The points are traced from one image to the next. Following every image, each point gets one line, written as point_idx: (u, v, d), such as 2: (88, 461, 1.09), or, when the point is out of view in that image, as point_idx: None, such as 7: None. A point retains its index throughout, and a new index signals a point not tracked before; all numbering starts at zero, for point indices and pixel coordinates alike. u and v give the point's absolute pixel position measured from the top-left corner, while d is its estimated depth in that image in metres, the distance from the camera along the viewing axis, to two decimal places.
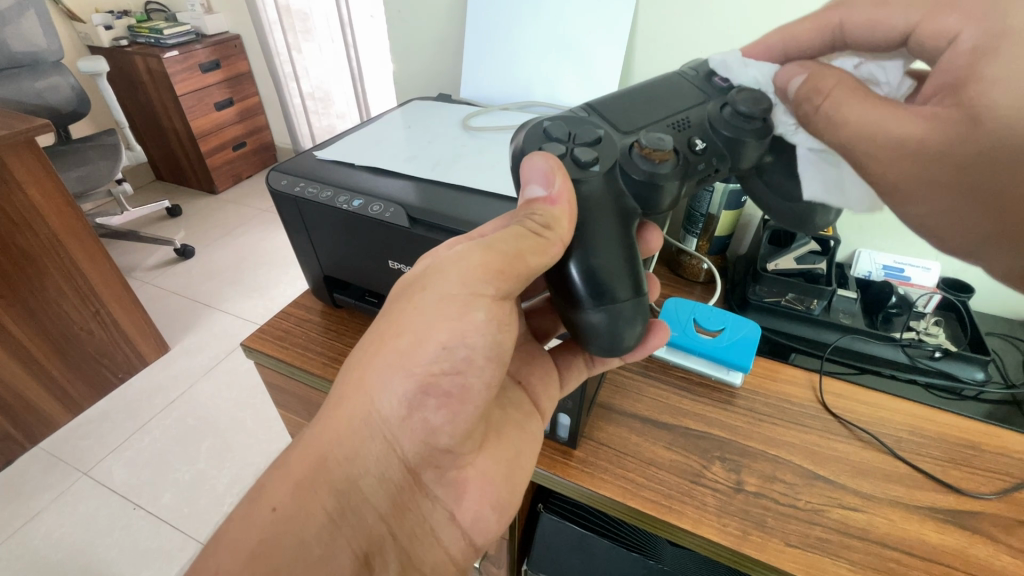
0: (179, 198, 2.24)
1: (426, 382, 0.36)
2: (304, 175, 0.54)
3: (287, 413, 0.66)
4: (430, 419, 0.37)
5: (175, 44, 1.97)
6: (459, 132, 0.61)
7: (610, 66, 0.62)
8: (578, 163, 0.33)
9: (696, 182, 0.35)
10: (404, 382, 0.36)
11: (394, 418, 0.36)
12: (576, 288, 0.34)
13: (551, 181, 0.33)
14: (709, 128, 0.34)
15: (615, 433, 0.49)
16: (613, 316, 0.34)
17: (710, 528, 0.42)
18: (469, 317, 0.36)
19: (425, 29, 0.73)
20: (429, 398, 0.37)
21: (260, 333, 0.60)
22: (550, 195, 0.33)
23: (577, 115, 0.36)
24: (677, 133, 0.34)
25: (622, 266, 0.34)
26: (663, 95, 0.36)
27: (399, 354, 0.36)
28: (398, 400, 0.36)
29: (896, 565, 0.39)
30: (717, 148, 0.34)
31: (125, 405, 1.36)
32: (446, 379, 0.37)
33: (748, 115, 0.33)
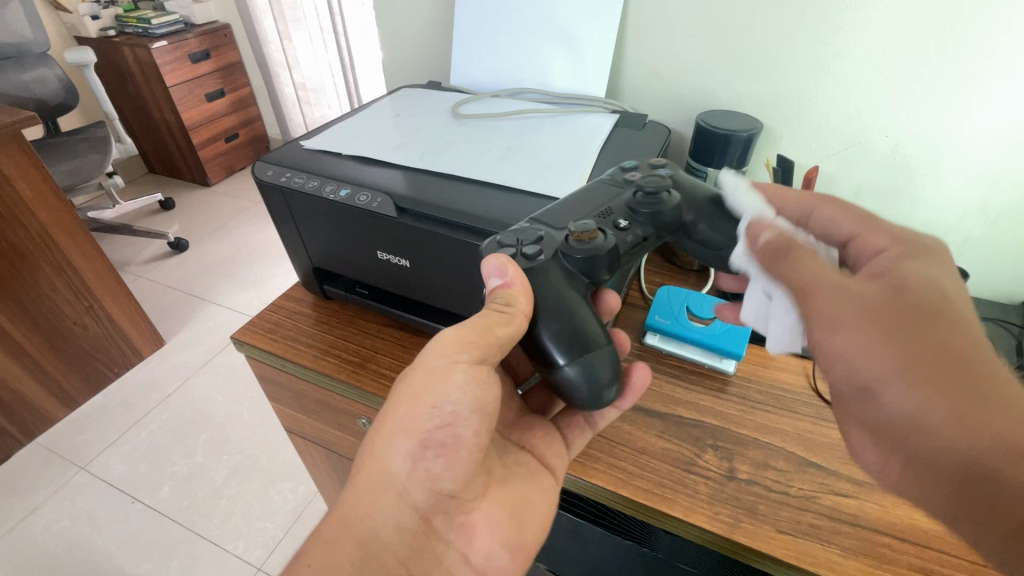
0: (172, 190, 2.22)
1: (425, 437, 0.36)
2: (291, 166, 0.53)
3: (279, 406, 0.66)
4: (433, 468, 0.37)
5: (164, 33, 1.93)
6: (448, 120, 0.60)
7: (601, 52, 0.61)
8: (526, 257, 0.36)
9: (632, 253, 0.39)
10: (405, 443, 0.36)
11: (401, 472, 0.37)
12: (551, 352, 0.34)
13: (505, 271, 0.35)
14: (628, 209, 0.40)
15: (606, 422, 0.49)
16: (590, 369, 0.34)
17: (701, 516, 0.42)
18: (449, 380, 0.36)
19: (414, 15, 0.72)
20: (428, 450, 0.37)
21: (250, 326, 0.60)
22: (506, 282, 0.35)
23: (518, 224, 0.39)
24: (602, 218, 0.40)
25: (590, 318, 0.35)
26: (584, 195, 0.42)
27: (399, 424, 0.36)
28: (405, 458, 0.37)
29: (887, 550, 0.39)
30: (638, 221, 0.40)
31: (120, 400, 1.36)
32: (441, 432, 0.37)
33: (653, 193, 0.41)
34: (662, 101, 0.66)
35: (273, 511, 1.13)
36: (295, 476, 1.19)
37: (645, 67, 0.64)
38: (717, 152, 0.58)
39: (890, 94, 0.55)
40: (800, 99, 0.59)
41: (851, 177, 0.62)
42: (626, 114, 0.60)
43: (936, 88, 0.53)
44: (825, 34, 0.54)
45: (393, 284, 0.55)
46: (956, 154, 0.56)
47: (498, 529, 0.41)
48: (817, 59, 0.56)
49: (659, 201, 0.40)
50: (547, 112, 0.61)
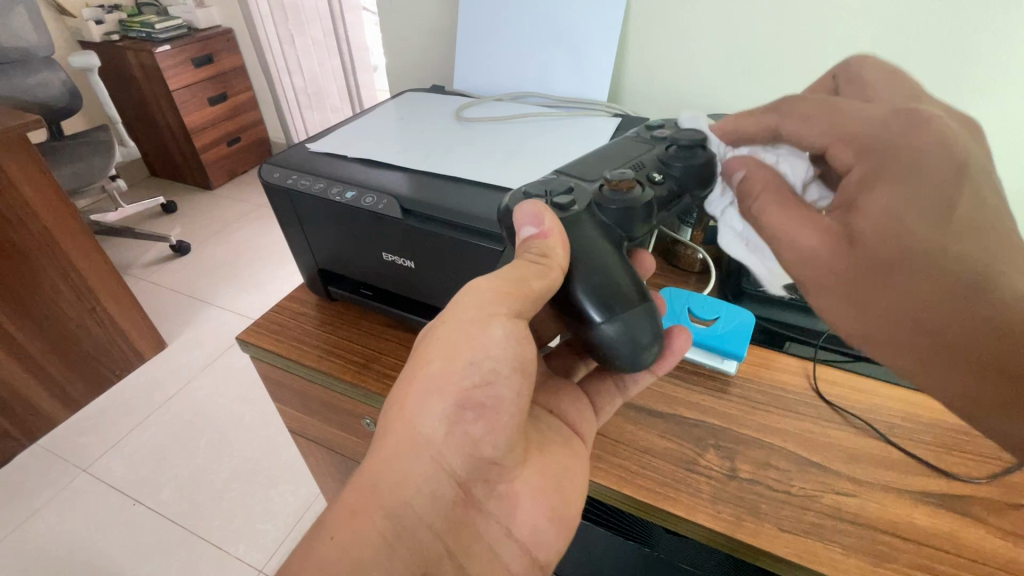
0: (174, 194, 2.23)
1: (460, 398, 0.37)
2: (297, 167, 0.53)
3: (283, 406, 0.66)
4: (472, 431, 0.37)
5: (167, 38, 1.95)
6: (451, 123, 0.61)
7: (603, 57, 0.62)
8: (559, 207, 0.37)
9: (667, 206, 0.41)
10: (439, 401, 0.36)
11: (437, 436, 0.37)
12: (587, 307, 0.36)
13: (541, 219, 0.37)
14: (663, 165, 0.42)
15: (609, 421, 0.49)
16: (628, 324, 0.35)
17: (703, 515, 0.42)
18: (488, 334, 0.36)
19: (419, 21, 0.73)
20: (467, 412, 0.37)
21: (255, 327, 0.60)
22: (542, 230, 0.36)
23: (549, 177, 0.41)
24: (637, 172, 0.41)
25: (624, 276, 0.36)
26: (621, 151, 0.45)
27: (430, 383, 0.36)
28: (437, 419, 0.37)
29: (887, 549, 0.40)
30: (672, 175, 0.42)
31: (122, 402, 1.36)
32: (481, 392, 0.37)
33: (688, 147, 0.42)
34: (664, 105, 0.66)
35: (275, 513, 1.13)
36: (297, 478, 1.19)
37: (647, 72, 0.65)
38: None
39: None
40: None
41: None
42: (628, 118, 0.61)
43: (934, 93, 0.54)
44: (825, 40, 0.55)
45: (397, 285, 0.56)
46: None
47: (541, 500, 0.41)
48: (817, 64, 0.56)
49: (697, 156, 0.42)
50: (550, 115, 0.62)
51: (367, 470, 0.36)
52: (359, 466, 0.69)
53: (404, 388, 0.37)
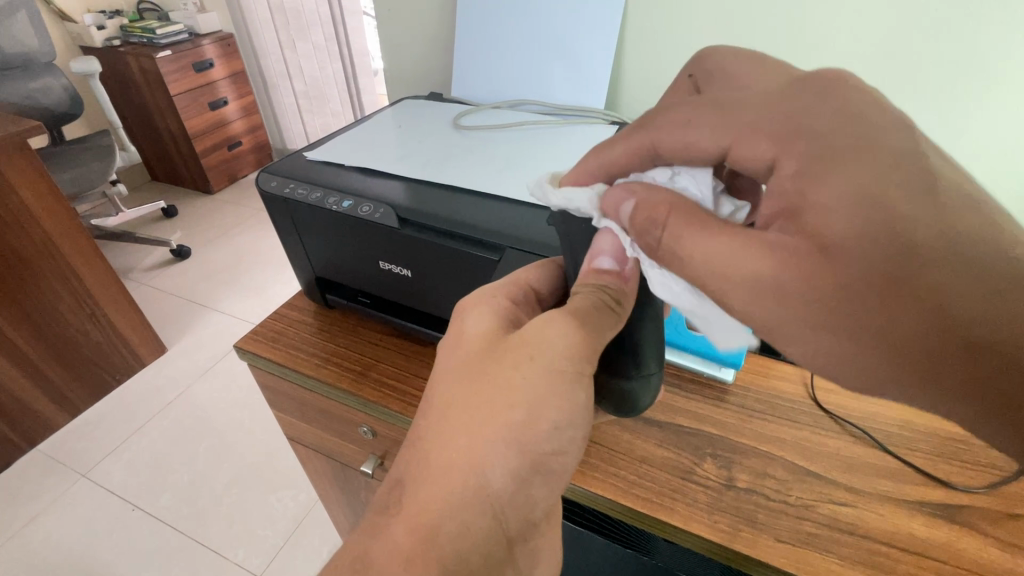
0: (174, 198, 2.23)
1: (533, 460, 0.34)
2: (294, 176, 0.53)
3: (281, 414, 0.66)
4: (535, 495, 0.35)
5: (168, 43, 1.96)
6: (449, 131, 0.61)
7: (600, 65, 0.62)
8: None
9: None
10: (515, 458, 0.33)
11: (504, 493, 0.33)
12: (622, 358, 0.39)
13: (623, 259, 0.36)
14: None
15: (606, 431, 0.49)
16: (645, 385, 0.39)
17: (700, 525, 0.42)
18: (570, 394, 0.34)
19: (416, 29, 0.73)
20: (536, 476, 0.35)
21: (253, 334, 0.60)
22: (621, 271, 0.36)
23: None
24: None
25: (654, 341, 0.40)
26: None
27: (509, 431, 0.33)
28: (506, 474, 0.33)
29: (885, 559, 0.40)
30: None
31: (122, 408, 1.36)
32: (552, 458, 0.35)
33: None
34: None
35: (274, 518, 1.13)
36: (296, 484, 1.19)
37: (644, 79, 0.65)
38: None
39: None
40: None
41: None
42: (625, 126, 0.61)
43: (929, 102, 0.54)
44: (821, 48, 0.55)
45: (395, 294, 0.56)
46: None
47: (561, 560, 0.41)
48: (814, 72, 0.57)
49: None
50: (547, 123, 0.62)
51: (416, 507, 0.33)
52: (357, 474, 0.69)
53: (474, 420, 0.33)
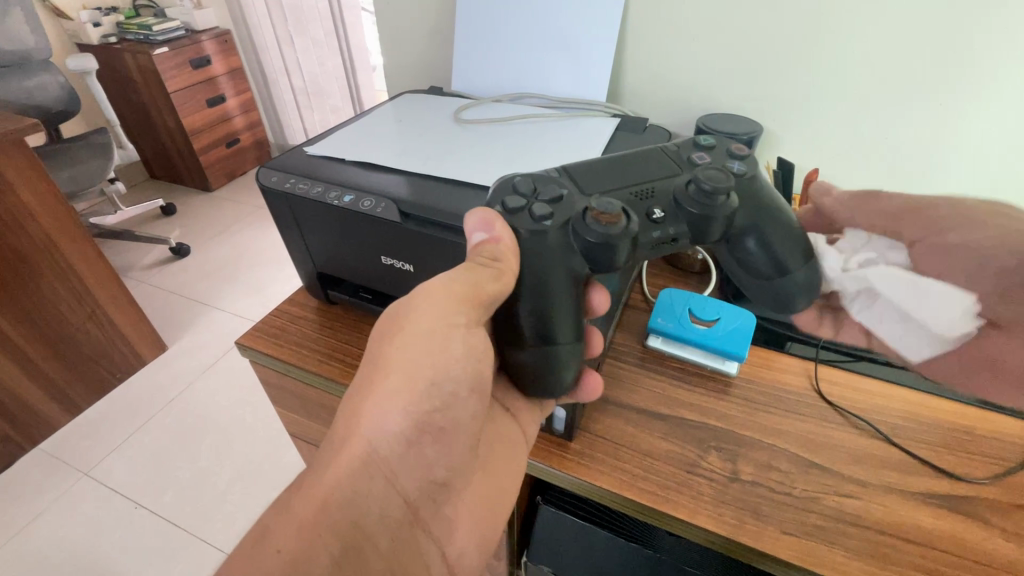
0: (173, 196, 2.23)
1: (420, 421, 0.37)
2: (295, 171, 0.53)
3: (283, 410, 0.66)
4: (427, 453, 0.38)
5: (165, 40, 1.94)
6: (450, 125, 0.61)
7: (601, 57, 0.62)
8: (531, 217, 0.37)
9: (654, 248, 0.39)
10: (403, 421, 0.36)
11: (393, 451, 0.36)
12: (522, 328, 0.38)
13: (490, 226, 0.37)
14: (670, 198, 0.39)
15: (610, 425, 0.49)
16: (550, 357, 0.38)
17: (705, 518, 0.42)
18: (447, 351, 0.37)
19: (415, 23, 0.72)
20: (425, 435, 0.38)
21: (254, 330, 0.60)
22: (491, 236, 0.37)
23: (547, 174, 0.40)
24: (639, 201, 0.39)
25: (564, 316, 0.38)
26: (639, 164, 0.41)
27: (398, 399, 0.36)
28: (397, 429, 0.36)
29: (891, 551, 0.40)
30: (673, 218, 0.39)
31: (123, 406, 1.36)
32: (438, 415, 0.38)
33: (709, 192, 0.38)
34: (663, 104, 0.66)
35: None
36: None
37: (645, 71, 0.64)
38: None
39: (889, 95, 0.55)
40: (802, 103, 0.59)
41: (853, 179, 0.62)
42: (626, 118, 0.61)
43: (934, 92, 0.53)
44: (825, 38, 0.54)
45: (397, 289, 0.55)
46: (953, 156, 0.56)
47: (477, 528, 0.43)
48: (817, 62, 0.56)
49: (713, 204, 0.38)
50: (548, 116, 0.61)
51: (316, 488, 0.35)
52: None
53: (362, 392, 0.37)
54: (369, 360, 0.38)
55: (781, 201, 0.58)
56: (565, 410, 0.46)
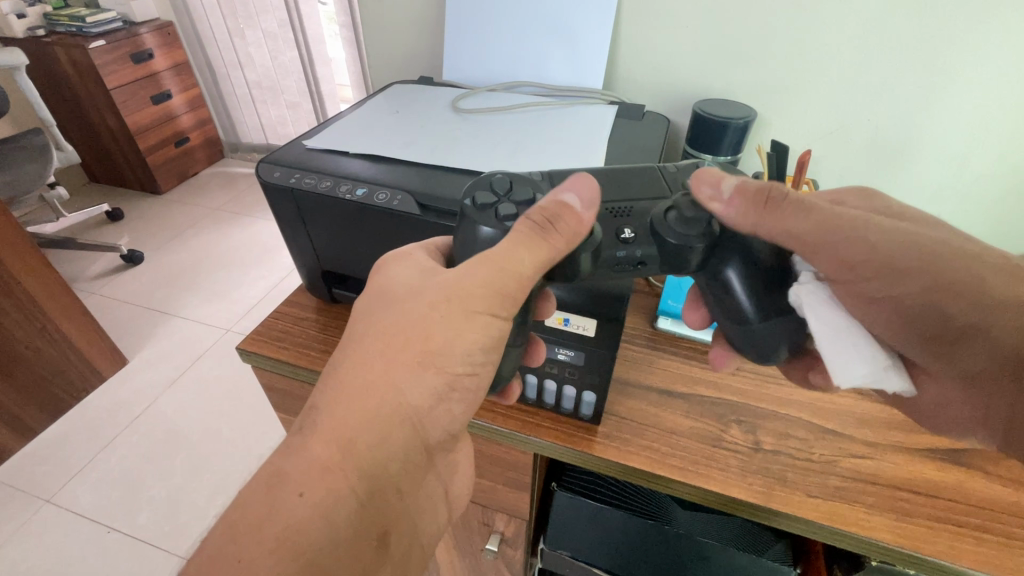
0: (119, 200, 2.09)
1: (451, 377, 0.35)
2: (298, 165, 0.50)
3: (286, 415, 0.64)
4: (453, 409, 0.36)
5: (100, 32, 1.81)
6: (449, 114, 0.60)
7: (596, 46, 0.62)
8: (497, 216, 0.36)
9: (614, 268, 0.36)
10: (435, 377, 0.34)
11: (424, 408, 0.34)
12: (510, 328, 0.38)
13: (585, 194, 0.35)
14: (646, 222, 0.36)
15: (633, 406, 0.50)
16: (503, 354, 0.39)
17: (736, 488, 0.43)
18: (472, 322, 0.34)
19: (400, 12, 0.70)
20: (453, 394, 0.36)
21: (254, 334, 0.58)
22: (579, 204, 0.35)
23: (529, 176, 0.38)
24: (612, 217, 0.36)
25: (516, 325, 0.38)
26: (631, 182, 0.38)
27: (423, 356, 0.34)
28: (425, 392, 0.34)
29: (906, 504, 0.42)
30: (642, 240, 0.36)
31: (84, 426, 1.27)
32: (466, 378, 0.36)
33: (688, 223, 0.35)
34: (655, 91, 0.67)
35: None
36: None
37: (637, 60, 0.65)
38: (713, 140, 0.60)
39: (872, 77, 0.58)
40: (789, 87, 0.62)
41: (836, 159, 0.65)
42: (625, 106, 0.62)
43: (912, 73, 0.57)
44: (812, 25, 0.57)
45: None
46: (929, 133, 0.60)
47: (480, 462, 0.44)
48: (804, 48, 0.58)
49: (692, 235, 0.35)
50: (548, 104, 0.61)
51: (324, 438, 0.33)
52: None
53: (390, 329, 0.35)
54: (386, 289, 0.37)
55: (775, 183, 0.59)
56: (593, 393, 0.46)
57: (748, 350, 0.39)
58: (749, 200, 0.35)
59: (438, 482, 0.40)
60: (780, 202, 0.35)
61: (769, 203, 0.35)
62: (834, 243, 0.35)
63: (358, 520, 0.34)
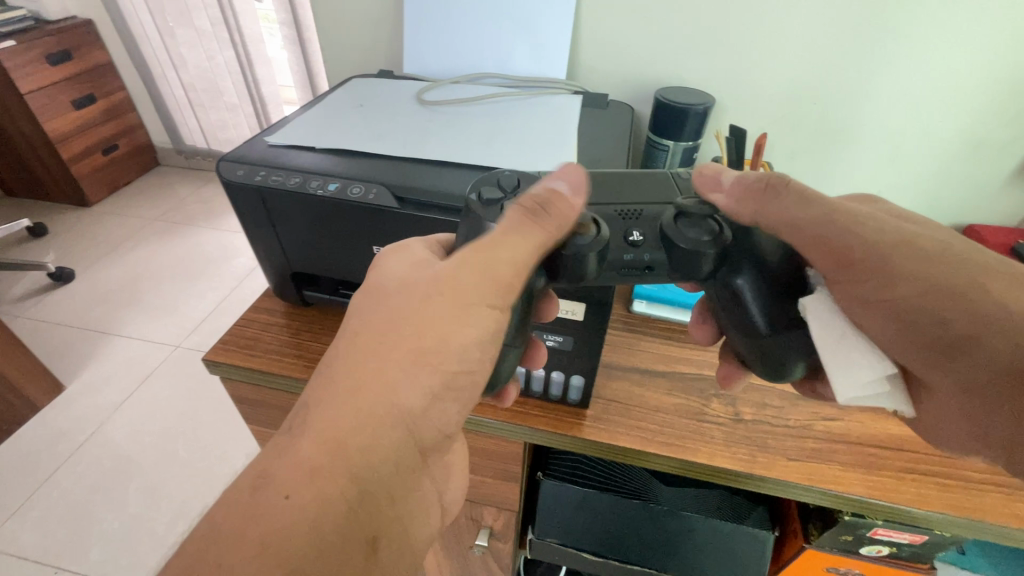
0: (41, 214, 1.92)
1: (447, 377, 0.34)
2: (263, 162, 0.48)
3: (257, 428, 0.61)
4: (449, 410, 0.35)
5: (8, 32, 1.66)
6: (415, 107, 0.59)
7: (558, 37, 0.63)
8: (482, 203, 0.36)
9: (622, 271, 0.35)
10: (427, 376, 0.33)
11: (417, 407, 0.33)
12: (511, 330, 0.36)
13: (580, 188, 0.34)
14: (656, 227, 0.35)
15: (619, 388, 0.51)
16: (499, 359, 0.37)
17: (723, 458, 0.45)
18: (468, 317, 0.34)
19: (353, 5, 0.68)
20: (449, 395, 0.34)
21: (221, 344, 0.55)
22: (569, 192, 0.34)
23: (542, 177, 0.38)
24: (622, 219, 0.35)
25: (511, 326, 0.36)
26: (642, 184, 0.37)
27: (415, 352, 0.33)
28: (421, 392, 0.33)
29: (875, 458, 0.45)
30: (651, 245, 0.35)
31: (18, 461, 1.16)
32: (462, 379, 0.35)
33: (698, 227, 0.34)
34: (615, 81, 0.68)
35: None
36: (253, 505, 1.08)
37: (596, 51, 0.66)
38: (675, 126, 0.62)
39: (817, 63, 0.62)
40: (741, 75, 0.65)
41: (788, 141, 0.69)
42: (589, 95, 0.63)
43: (851, 58, 0.61)
44: (761, 15, 0.60)
45: None
46: (868, 115, 0.65)
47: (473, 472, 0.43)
48: (754, 38, 0.62)
49: (703, 239, 0.33)
50: (514, 95, 0.61)
51: (321, 428, 0.31)
52: None
53: (387, 322, 0.34)
54: (380, 284, 0.36)
55: (735, 166, 0.62)
56: (582, 376, 0.47)
57: (757, 363, 0.36)
58: (748, 188, 0.35)
59: (432, 493, 0.38)
60: (779, 191, 0.35)
61: (769, 193, 0.35)
62: (829, 240, 0.35)
63: (350, 523, 0.31)
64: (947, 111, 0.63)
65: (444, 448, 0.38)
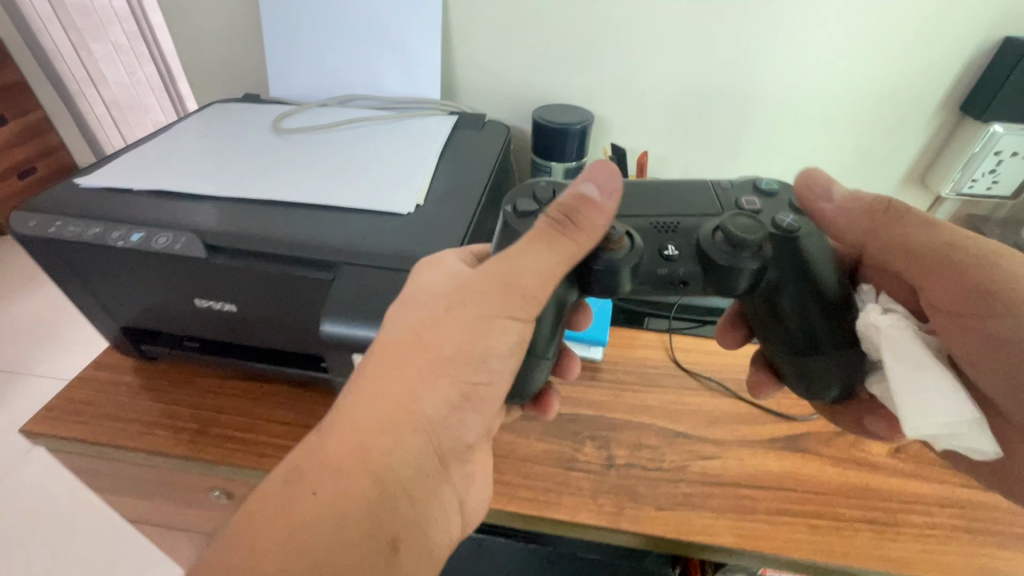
0: None
1: (467, 385, 0.32)
2: (61, 211, 0.42)
3: (107, 495, 0.55)
4: (467, 419, 0.33)
5: None
6: (268, 136, 0.54)
7: (429, 55, 0.59)
8: (517, 212, 0.34)
9: (656, 285, 0.35)
10: (446, 384, 0.31)
11: (439, 412, 0.31)
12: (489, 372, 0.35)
13: (606, 188, 0.32)
14: (691, 241, 0.35)
15: None
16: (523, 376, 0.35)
17: (587, 513, 0.42)
18: (491, 326, 0.32)
19: (214, 24, 0.63)
20: (467, 403, 0.33)
21: (46, 411, 0.49)
22: (602, 198, 0.32)
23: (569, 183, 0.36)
24: (657, 233, 0.35)
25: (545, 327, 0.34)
26: (687, 198, 0.37)
27: (437, 361, 0.31)
28: (438, 399, 0.31)
29: (749, 501, 0.43)
30: (687, 259, 0.35)
31: None
32: (481, 387, 0.33)
33: (740, 243, 0.33)
34: (500, 99, 0.65)
35: None
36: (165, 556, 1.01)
37: (476, 68, 0.63)
38: (555, 146, 0.59)
39: (699, 77, 0.60)
40: (626, 90, 0.62)
41: (682, 156, 0.67)
42: (465, 116, 0.59)
43: (733, 71, 0.59)
44: (638, 29, 0.57)
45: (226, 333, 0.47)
46: (757, 128, 0.63)
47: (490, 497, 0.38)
48: (633, 52, 0.59)
49: (735, 256, 0.33)
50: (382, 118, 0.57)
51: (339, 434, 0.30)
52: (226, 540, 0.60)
53: (405, 338, 0.32)
54: (411, 296, 0.34)
55: None
56: None
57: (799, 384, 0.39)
58: (862, 206, 0.38)
59: (454, 500, 0.35)
60: (899, 212, 0.37)
61: (891, 214, 0.37)
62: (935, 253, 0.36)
63: (375, 526, 0.29)
64: (833, 122, 0.61)
65: (468, 456, 0.35)
